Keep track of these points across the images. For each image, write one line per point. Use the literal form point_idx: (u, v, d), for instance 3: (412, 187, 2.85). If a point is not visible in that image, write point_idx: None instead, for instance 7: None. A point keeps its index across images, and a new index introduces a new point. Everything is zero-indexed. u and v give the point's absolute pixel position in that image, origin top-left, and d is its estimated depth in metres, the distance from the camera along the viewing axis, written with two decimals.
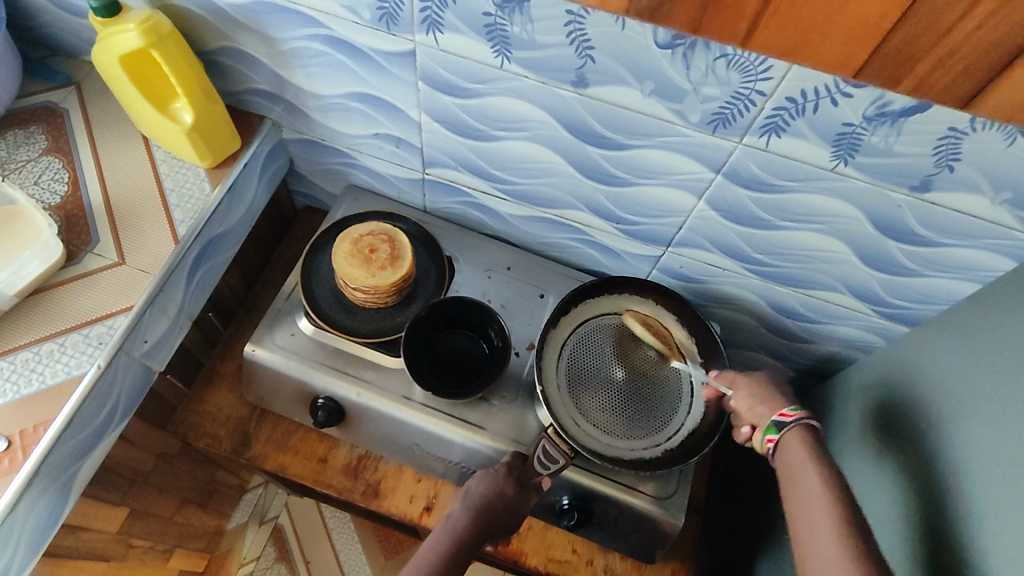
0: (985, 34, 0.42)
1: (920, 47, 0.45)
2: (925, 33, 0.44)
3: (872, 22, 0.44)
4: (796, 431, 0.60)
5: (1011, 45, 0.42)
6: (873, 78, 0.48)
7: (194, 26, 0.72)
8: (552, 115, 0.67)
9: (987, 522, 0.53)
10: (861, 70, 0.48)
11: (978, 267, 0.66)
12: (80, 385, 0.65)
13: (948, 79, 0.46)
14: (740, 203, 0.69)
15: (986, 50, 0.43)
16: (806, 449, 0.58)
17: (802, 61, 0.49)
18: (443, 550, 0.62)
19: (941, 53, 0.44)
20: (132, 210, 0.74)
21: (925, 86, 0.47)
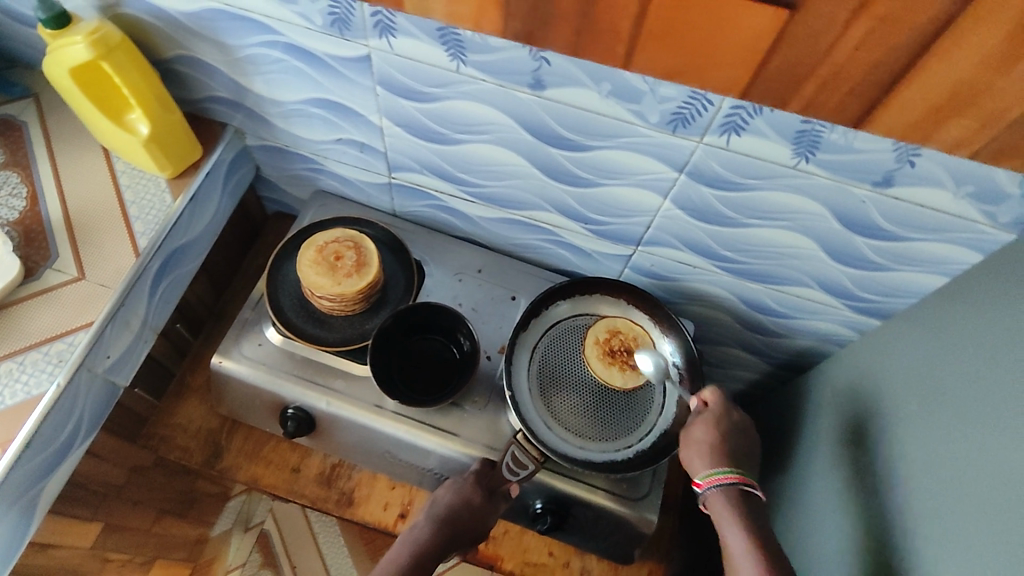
0: (864, 57, 0.40)
1: (804, 70, 0.42)
2: (805, 58, 0.41)
3: (749, 44, 0.42)
4: (720, 495, 0.66)
5: (892, 68, 0.40)
6: (762, 102, 0.46)
7: (148, 35, 0.70)
8: (511, 117, 0.66)
9: (951, 521, 0.53)
10: (748, 92, 0.45)
11: (945, 261, 0.66)
12: (40, 403, 0.64)
13: (836, 101, 0.44)
14: (705, 201, 0.68)
15: (869, 72, 0.41)
16: (733, 512, 0.64)
17: (690, 84, 0.47)
18: (404, 561, 0.67)
19: (823, 78, 0.42)
20: (92, 223, 0.73)
21: (813, 108, 0.45)
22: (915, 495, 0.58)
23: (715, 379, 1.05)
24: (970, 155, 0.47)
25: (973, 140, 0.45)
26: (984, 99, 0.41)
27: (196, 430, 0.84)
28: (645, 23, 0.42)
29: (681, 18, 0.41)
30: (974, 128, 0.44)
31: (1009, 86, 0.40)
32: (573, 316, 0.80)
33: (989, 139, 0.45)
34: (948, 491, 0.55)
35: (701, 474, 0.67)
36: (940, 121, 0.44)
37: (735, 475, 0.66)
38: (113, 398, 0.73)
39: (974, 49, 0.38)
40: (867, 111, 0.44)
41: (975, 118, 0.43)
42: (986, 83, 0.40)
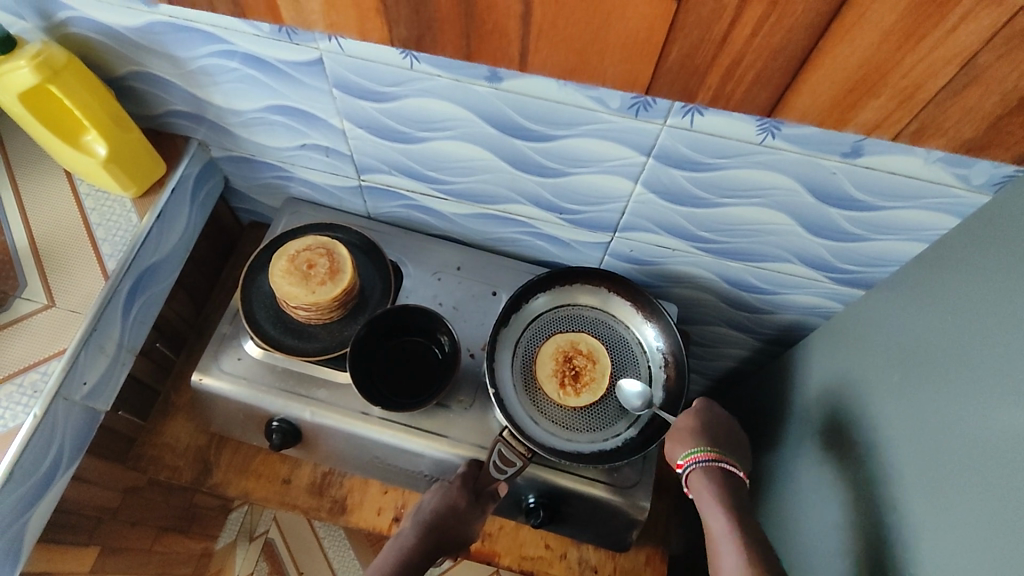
0: (760, 43, 0.44)
1: (703, 59, 0.46)
2: (700, 48, 0.45)
3: (643, 37, 0.46)
4: (699, 475, 0.67)
5: (792, 52, 0.44)
6: (668, 93, 0.50)
7: (97, 53, 0.69)
8: (472, 112, 0.64)
9: (942, 492, 0.53)
10: (652, 86, 0.50)
11: (922, 226, 0.65)
12: (18, 435, 0.63)
13: (744, 88, 0.48)
14: (676, 183, 0.67)
15: (772, 57, 0.45)
16: (712, 493, 0.66)
17: (591, 82, 0.51)
18: (388, 567, 0.67)
19: (726, 64, 0.46)
20: (59, 250, 0.72)
21: (723, 97, 0.49)
22: (904, 467, 0.58)
23: (706, 358, 1.05)
24: (893, 136, 0.51)
25: (890, 121, 0.49)
26: (892, 77, 0.45)
27: (185, 449, 0.83)
28: (531, 24, 0.47)
29: (568, 23, 0.46)
30: (890, 108, 0.48)
31: (915, 63, 0.44)
32: (553, 308, 0.79)
33: (909, 118, 0.48)
34: (936, 461, 0.54)
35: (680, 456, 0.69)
36: (855, 103, 0.48)
37: (707, 454, 0.68)
38: (96, 423, 0.73)
39: (874, 25, 0.41)
40: (777, 96, 0.48)
41: (888, 97, 0.47)
42: (893, 61, 0.44)
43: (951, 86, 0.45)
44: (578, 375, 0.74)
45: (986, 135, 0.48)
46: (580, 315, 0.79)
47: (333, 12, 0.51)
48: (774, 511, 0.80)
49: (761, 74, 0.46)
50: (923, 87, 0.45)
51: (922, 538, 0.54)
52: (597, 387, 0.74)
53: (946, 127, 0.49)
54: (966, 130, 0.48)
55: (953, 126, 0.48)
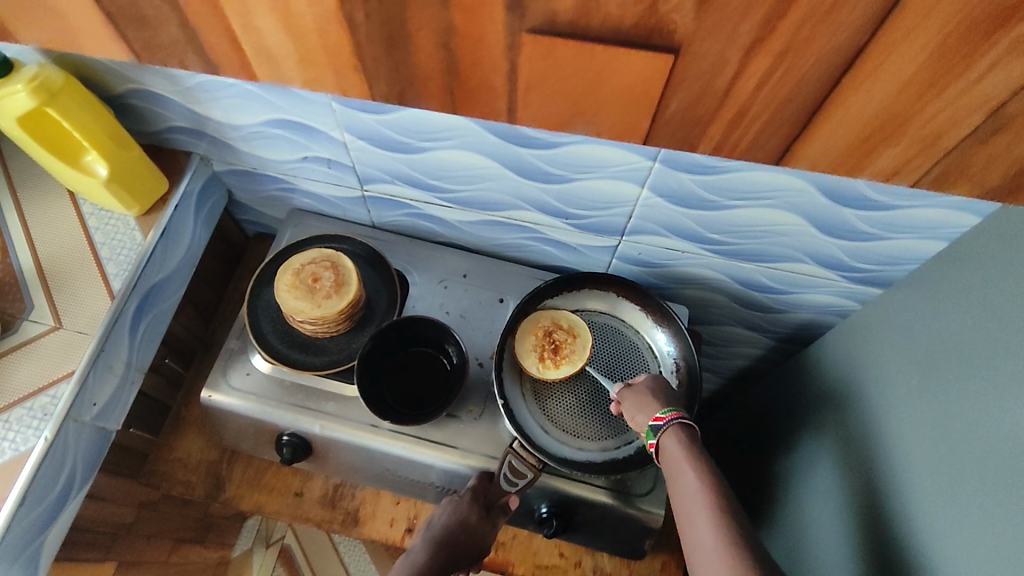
0: (767, 94, 0.37)
1: (705, 109, 0.39)
2: (702, 99, 0.38)
3: (639, 91, 0.39)
4: (669, 432, 0.61)
5: (805, 100, 0.37)
6: (664, 144, 0.43)
7: (96, 72, 0.69)
8: (472, 121, 0.63)
9: (956, 501, 0.51)
10: (650, 136, 0.42)
11: (940, 225, 0.63)
12: (29, 459, 0.63)
13: (752, 136, 0.41)
14: (683, 187, 0.66)
15: (780, 107, 0.38)
16: (683, 450, 0.59)
17: (581, 131, 0.44)
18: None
19: (732, 115, 0.39)
20: (65, 270, 0.72)
21: (727, 146, 0.42)
22: (917, 474, 0.57)
23: (719, 357, 1.03)
24: (910, 186, 0.43)
25: (909, 171, 0.41)
26: (912, 126, 0.38)
27: (197, 464, 0.83)
28: (516, 82, 0.41)
29: (556, 77, 0.39)
30: (908, 157, 0.40)
31: (938, 111, 0.37)
32: None
33: (928, 166, 0.41)
34: (953, 470, 0.53)
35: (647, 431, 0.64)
36: (870, 152, 0.41)
37: (672, 414, 0.62)
38: (106, 443, 0.73)
39: (894, 73, 0.35)
40: (785, 146, 0.41)
41: (907, 145, 0.40)
42: (912, 109, 0.37)
43: (974, 135, 0.38)
44: (557, 346, 0.73)
45: (1017, 182, 0.40)
46: (589, 321, 0.78)
47: (308, 71, 0.43)
48: (788, 515, 0.79)
49: (768, 123, 0.39)
50: (947, 134, 0.38)
51: (934, 547, 0.53)
52: (577, 358, 0.72)
53: (972, 174, 0.41)
54: (994, 178, 0.40)
55: (979, 174, 0.40)
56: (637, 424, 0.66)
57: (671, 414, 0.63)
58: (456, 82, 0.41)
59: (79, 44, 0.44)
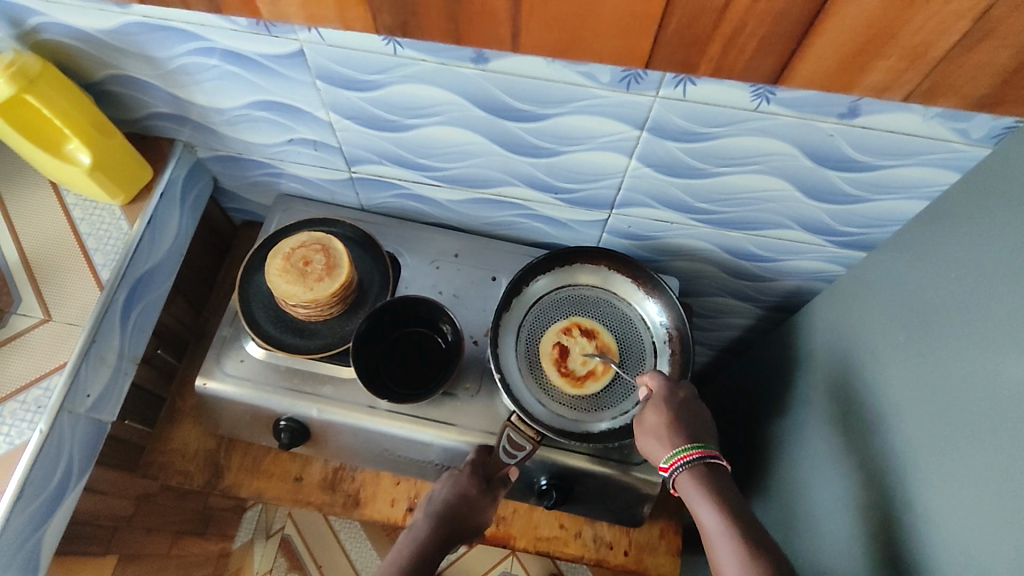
0: (762, 9, 0.42)
1: (705, 28, 0.45)
2: (701, 16, 0.44)
3: (639, 12, 0.45)
4: (687, 474, 0.62)
5: (796, 18, 0.43)
6: (668, 68, 0.49)
7: (73, 58, 0.68)
8: (459, 95, 0.63)
9: (946, 450, 0.53)
10: (652, 60, 0.48)
11: (922, 185, 0.64)
12: (26, 451, 0.63)
13: (746, 58, 0.47)
14: (671, 155, 0.66)
15: (774, 23, 0.43)
16: (701, 490, 0.61)
17: (588, 59, 0.50)
18: (403, 562, 0.65)
19: (729, 33, 0.45)
20: (52, 262, 0.71)
21: (724, 68, 0.48)
22: (907, 426, 0.58)
23: (709, 329, 1.04)
24: (905, 98, 0.49)
25: (901, 83, 0.47)
26: (902, 36, 0.43)
27: (195, 453, 0.83)
28: (520, 5, 0.46)
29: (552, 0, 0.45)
30: (900, 69, 0.46)
31: (927, 19, 0.42)
32: (555, 290, 0.78)
33: (921, 77, 0.46)
34: (941, 421, 0.54)
35: (666, 457, 0.64)
36: (864, 66, 0.46)
37: (698, 452, 0.63)
38: (103, 434, 0.73)
39: None
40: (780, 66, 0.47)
41: (898, 57, 0.45)
42: (903, 18, 0.42)
43: (963, 41, 0.43)
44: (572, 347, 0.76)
45: (1002, 90, 0.46)
46: (581, 295, 0.79)
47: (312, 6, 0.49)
48: (779, 477, 0.80)
49: (764, 43, 0.45)
50: (933, 44, 0.43)
51: (926, 499, 0.54)
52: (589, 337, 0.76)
53: (959, 85, 0.47)
54: (980, 87, 0.47)
55: (968, 85, 0.47)
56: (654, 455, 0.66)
57: (697, 452, 0.63)
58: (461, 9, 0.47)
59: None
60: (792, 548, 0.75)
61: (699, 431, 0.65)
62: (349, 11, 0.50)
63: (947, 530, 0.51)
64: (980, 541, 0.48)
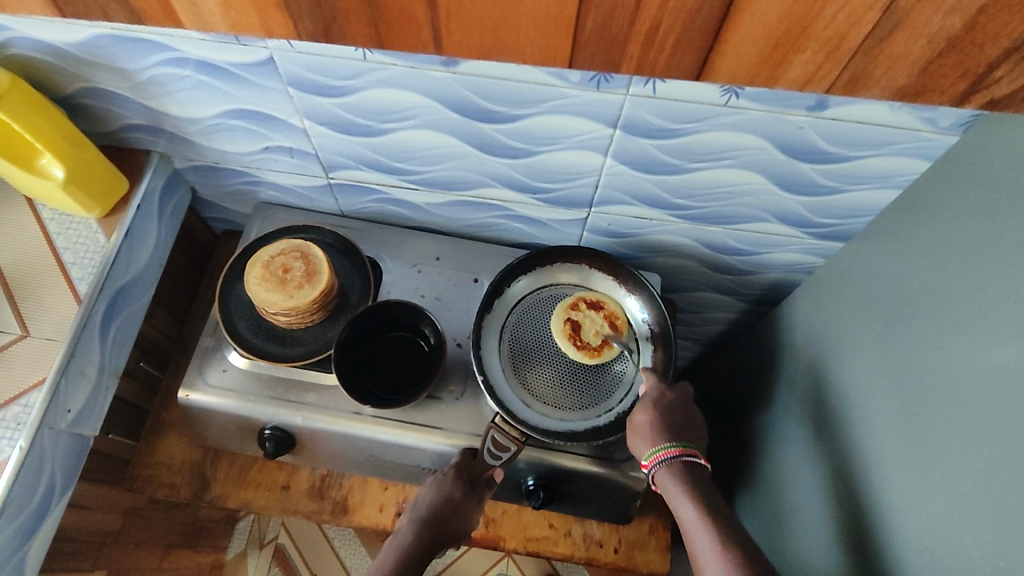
0: (676, 6, 0.40)
1: (620, 27, 0.42)
2: (616, 13, 0.41)
3: (553, 11, 0.42)
4: (666, 471, 0.64)
5: (710, 10, 0.40)
6: (591, 67, 0.46)
7: (43, 73, 0.68)
8: (431, 98, 0.63)
9: (920, 436, 0.53)
10: (574, 61, 0.46)
11: (895, 174, 0.64)
12: (5, 468, 0.62)
13: (668, 54, 0.44)
14: (645, 152, 0.66)
15: (691, 17, 0.41)
16: (677, 485, 0.63)
17: (511, 58, 0.46)
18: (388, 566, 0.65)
19: (645, 31, 0.42)
20: (30, 278, 0.71)
21: (646, 66, 0.45)
22: (882, 414, 0.58)
23: (696, 324, 1.04)
24: (825, 91, 0.46)
25: (821, 76, 0.45)
26: (814, 30, 0.41)
27: (180, 465, 0.82)
28: (438, 8, 0.43)
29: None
30: (818, 62, 0.44)
31: (837, 12, 0.40)
32: (537, 289, 0.79)
33: (837, 71, 0.44)
34: (915, 407, 0.54)
35: (646, 455, 0.66)
36: (782, 59, 0.44)
37: (677, 449, 0.65)
38: (86, 449, 0.72)
39: None
40: (702, 58, 0.44)
41: (815, 50, 0.43)
42: (813, 13, 0.40)
43: (874, 34, 0.41)
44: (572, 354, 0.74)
45: (922, 80, 0.44)
46: (562, 294, 0.79)
47: (232, 11, 0.45)
48: (765, 470, 0.81)
49: (682, 39, 0.42)
50: (849, 36, 0.41)
51: (900, 486, 0.54)
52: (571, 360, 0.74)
53: (878, 77, 0.44)
54: (899, 78, 0.44)
55: (884, 76, 0.44)
56: (637, 452, 0.67)
57: (676, 451, 0.65)
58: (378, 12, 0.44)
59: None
60: (777, 539, 0.75)
61: (679, 432, 0.67)
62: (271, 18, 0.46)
63: (920, 518, 0.52)
64: (952, 527, 0.48)
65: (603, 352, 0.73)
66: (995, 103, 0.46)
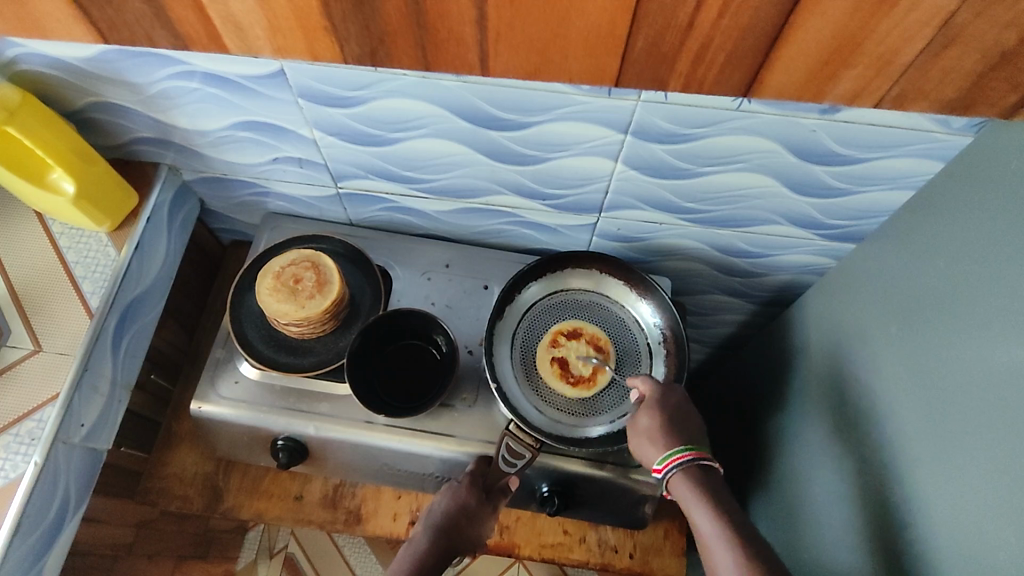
0: (726, 23, 0.40)
1: (671, 46, 0.43)
2: (668, 32, 0.42)
3: (605, 32, 0.42)
4: (681, 476, 0.62)
5: (755, 29, 0.40)
6: (638, 83, 0.47)
7: (53, 88, 0.68)
8: (442, 107, 0.63)
9: (944, 442, 0.52)
10: (621, 80, 0.46)
11: (907, 175, 0.65)
12: (21, 486, 0.62)
13: (718, 71, 0.44)
14: (656, 157, 0.66)
15: (743, 35, 0.41)
16: (695, 493, 0.61)
17: (552, 77, 0.47)
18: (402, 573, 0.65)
19: (696, 50, 0.43)
20: (41, 293, 0.70)
21: (695, 83, 0.46)
22: (901, 415, 0.58)
23: (704, 327, 1.04)
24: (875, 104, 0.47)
25: (870, 91, 0.45)
26: (869, 45, 0.41)
27: (193, 477, 0.82)
28: (489, 30, 0.43)
29: (523, 20, 0.42)
30: (868, 77, 0.44)
31: (892, 28, 0.40)
32: (547, 296, 0.78)
33: (890, 84, 0.45)
34: (935, 411, 0.54)
35: (658, 459, 0.64)
36: (832, 75, 0.44)
37: (692, 454, 0.63)
38: (99, 462, 0.72)
39: None
40: (754, 77, 0.45)
41: (865, 65, 0.43)
42: (869, 29, 0.40)
43: (925, 47, 0.41)
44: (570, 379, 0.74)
45: (972, 93, 0.45)
46: (574, 300, 0.79)
47: (279, 35, 0.45)
48: (778, 473, 0.80)
49: (733, 57, 0.43)
50: (900, 52, 0.42)
51: (924, 489, 0.54)
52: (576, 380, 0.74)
53: (925, 88, 0.45)
54: (929, 87, 0.44)
55: (934, 88, 0.45)
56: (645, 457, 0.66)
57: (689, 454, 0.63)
58: (425, 33, 0.43)
59: (38, 18, 0.46)
60: (793, 543, 0.75)
61: (692, 433, 0.65)
62: (319, 41, 0.46)
63: (944, 521, 0.51)
64: (980, 531, 0.48)
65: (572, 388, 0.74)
66: None
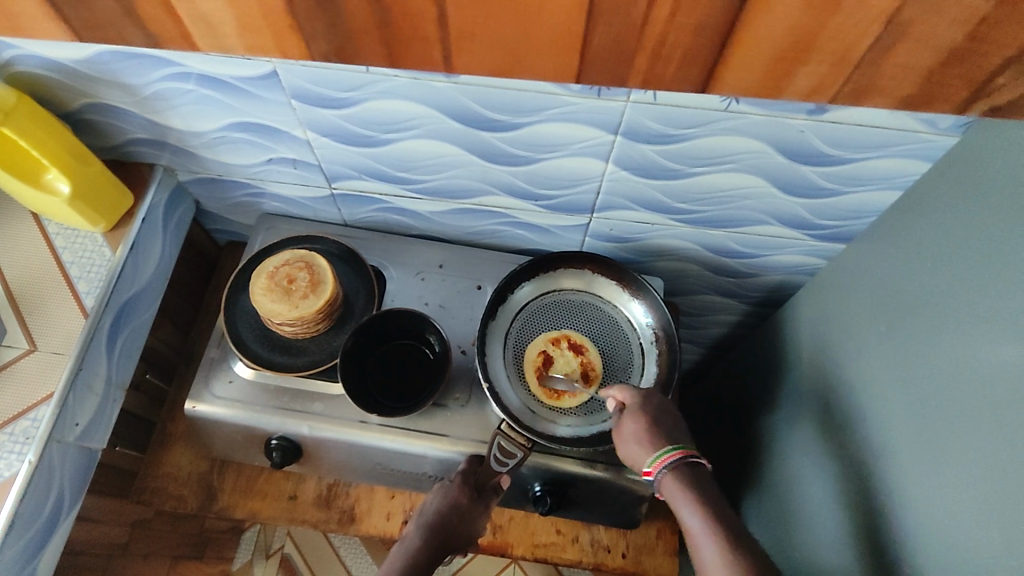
0: (685, 21, 0.41)
1: (631, 42, 0.43)
2: (626, 32, 0.42)
3: (569, 30, 0.43)
4: (669, 476, 0.62)
5: (718, 27, 0.41)
6: (600, 80, 0.46)
7: (49, 89, 0.68)
8: (433, 108, 0.64)
9: (930, 439, 0.53)
10: (584, 76, 0.46)
11: (895, 175, 0.65)
12: (14, 484, 0.63)
13: (673, 69, 0.44)
14: (646, 157, 0.67)
15: (698, 34, 0.42)
16: (682, 492, 0.61)
17: (523, 76, 0.47)
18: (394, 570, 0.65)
19: (652, 45, 0.43)
20: (37, 293, 0.71)
21: (653, 79, 0.46)
22: (889, 414, 0.58)
23: (698, 327, 1.05)
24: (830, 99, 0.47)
25: (825, 86, 0.45)
26: (822, 42, 0.42)
27: (187, 477, 0.82)
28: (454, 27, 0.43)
29: (492, 18, 0.42)
30: (824, 73, 0.44)
31: (844, 20, 0.40)
32: (540, 296, 0.79)
33: (842, 81, 0.45)
34: (922, 408, 0.54)
35: (649, 461, 0.64)
36: (796, 73, 0.44)
37: (680, 453, 0.63)
38: (94, 461, 0.73)
39: None
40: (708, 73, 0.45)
41: (821, 61, 0.43)
42: (819, 24, 0.40)
43: (899, 45, 0.41)
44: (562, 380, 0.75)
45: (925, 90, 0.45)
46: (567, 300, 0.79)
47: (251, 32, 0.45)
48: (771, 472, 0.81)
49: (688, 53, 0.43)
50: (855, 48, 0.42)
51: (910, 488, 0.54)
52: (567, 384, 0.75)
53: (883, 86, 0.45)
54: (909, 87, 0.45)
55: (893, 85, 0.45)
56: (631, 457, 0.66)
57: (676, 453, 0.63)
58: (391, 31, 0.44)
59: (23, 20, 0.47)
60: (785, 542, 0.75)
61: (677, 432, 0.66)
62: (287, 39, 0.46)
63: (931, 518, 0.52)
64: (966, 528, 0.48)
65: (565, 395, 0.74)
66: (996, 110, 0.47)
